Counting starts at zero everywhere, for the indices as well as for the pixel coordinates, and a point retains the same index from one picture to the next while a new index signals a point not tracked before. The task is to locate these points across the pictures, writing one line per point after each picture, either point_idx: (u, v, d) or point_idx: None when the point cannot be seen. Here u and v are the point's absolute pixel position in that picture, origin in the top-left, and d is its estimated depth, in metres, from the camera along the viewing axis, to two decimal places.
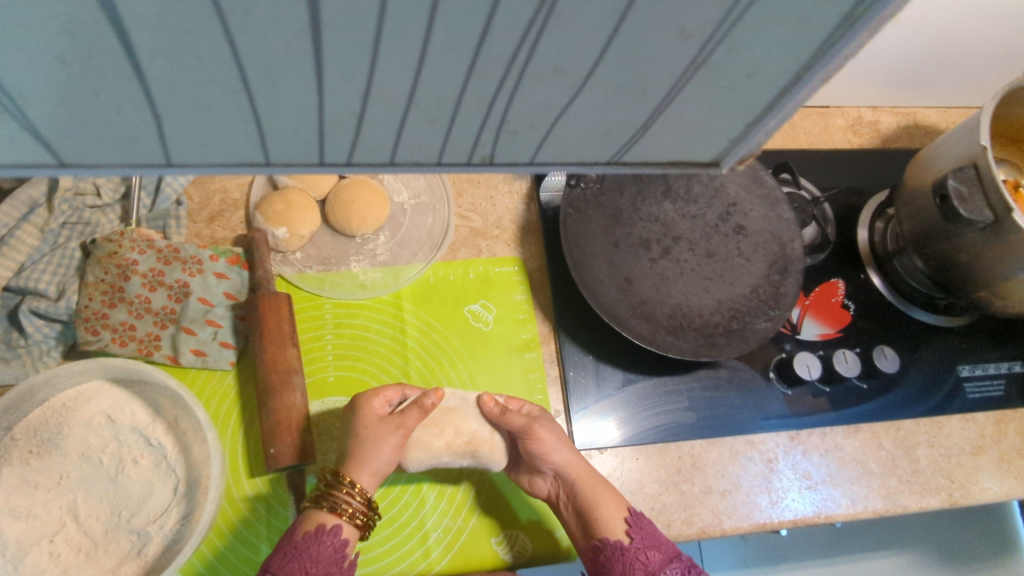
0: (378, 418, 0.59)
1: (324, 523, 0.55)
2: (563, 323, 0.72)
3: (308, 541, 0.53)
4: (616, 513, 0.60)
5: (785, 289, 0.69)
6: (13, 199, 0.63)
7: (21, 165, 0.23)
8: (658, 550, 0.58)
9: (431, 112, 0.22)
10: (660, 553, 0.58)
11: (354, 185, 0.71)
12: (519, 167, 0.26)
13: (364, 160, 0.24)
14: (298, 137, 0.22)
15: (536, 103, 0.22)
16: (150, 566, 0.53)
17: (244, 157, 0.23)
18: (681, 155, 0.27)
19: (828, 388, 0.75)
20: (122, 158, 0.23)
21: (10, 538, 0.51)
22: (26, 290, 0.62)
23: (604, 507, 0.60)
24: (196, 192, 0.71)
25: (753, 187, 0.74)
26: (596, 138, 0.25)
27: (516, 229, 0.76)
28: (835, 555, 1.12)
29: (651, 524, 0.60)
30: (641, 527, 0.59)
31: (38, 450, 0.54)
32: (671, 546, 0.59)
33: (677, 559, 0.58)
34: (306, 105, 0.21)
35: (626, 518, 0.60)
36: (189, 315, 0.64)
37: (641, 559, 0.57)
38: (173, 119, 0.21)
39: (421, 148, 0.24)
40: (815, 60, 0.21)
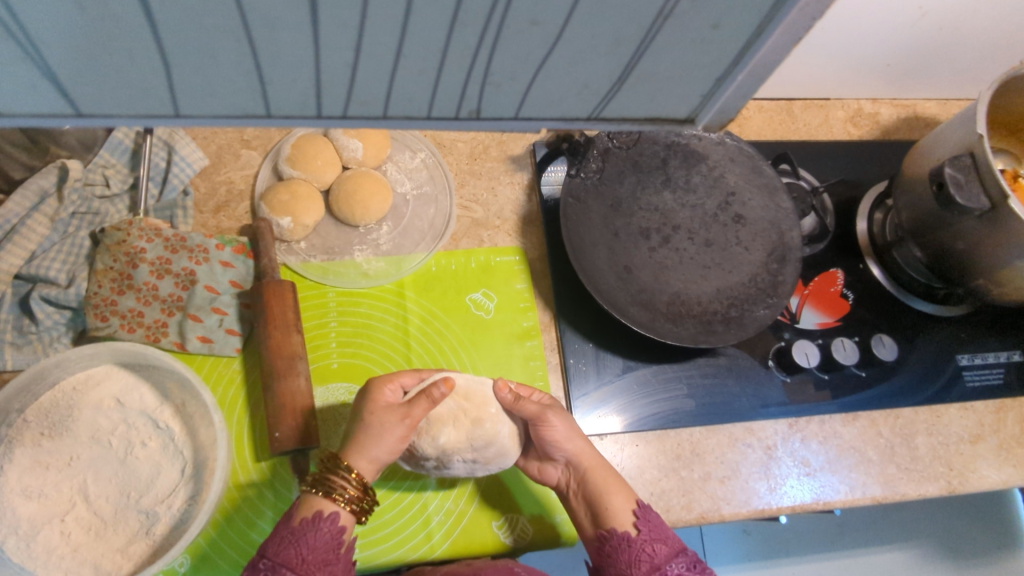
0: (387, 405, 0.59)
1: (321, 510, 0.54)
2: (564, 312, 0.73)
3: (304, 527, 0.53)
4: (624, 504, 0.60)
5: (784, 277, 0.70)
6: (25, 189, 0.64)
7: (43, 116, 0.24)
8: (665, 544, 0.58)
9: (419, 64, 0.23)
10: (666, 547, 0.57)
11: (357, 176, 0.72)
12: (504, 122, 0.27)
13: (358, 113, 0.25)
14: (297, 88, 0.23)
15: (518, 56, 0.23)
16: (159, 545, 0.54)
17: (246, 110, 0.25)
18: (656, 112, 0.28)
19: (826, 376, 0.75)
20: (135, 110, 0.24)
21: (23, 517, 0.52)
22: (37, 277, 0.63)
23: (615, 497, 0.60)
24: (202, 183, 0.73)
25: (752, 177, 0.74)
26: (575, 92, 0.26)
27: (517, 219, 0.77)
28: (837, 548, 1.13)
29: (657, 518, 0.60)
30: (649, 520, 0.59)
31: (48, 431, 0.55)
32: (677, 542, 0.58)
33: (684, 554, 0.57)
34: (303, 56, 0.22)
35: (634, 510, 0.60)
36: (195, 302, 0.65)
37: (647, 551, 0.57)
38: (181, 67, 0.22)
39: (411, 101, 0.25)
40: (775, 9, 0.22)
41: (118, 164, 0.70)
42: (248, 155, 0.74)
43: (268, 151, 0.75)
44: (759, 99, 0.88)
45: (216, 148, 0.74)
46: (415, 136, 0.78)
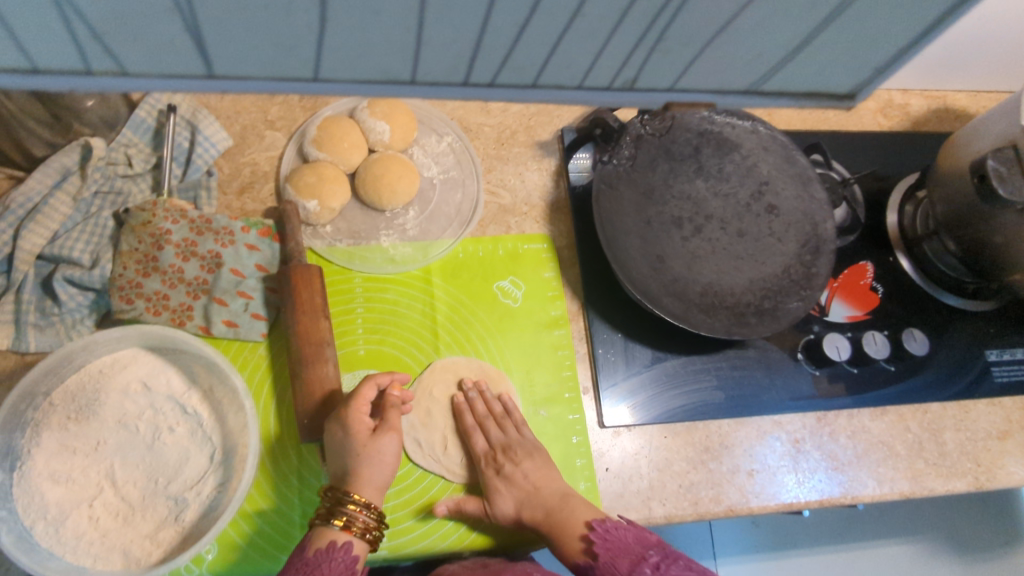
0: (368, 434, 0.58)
1: (335, 540, 0.54)
2: (593, 301, 0.72)
3: (319, 558, 0.53)
4: (573, 530, 0.59)
5: (818, 269, 0.69)
6: (47, 166, 0.64)
7: (165, 77, 0.21)
8: (627, 556, 0.56)
9: (594, 23, 0.21)
10: (629, 560, 0.56)
11: (384, 159, 0.71)
12: (656, 95, 0.24)
13: (507, 82, 0.23)
14: (452, 51, 0.21)
15: (705, 15, 0.21)
16: (188, 532, 0.53)
17: (389, 74, 0.22)
18: (819, 86, 0.25)
19: (855, 370, 0.74)
20: (268, 72, 0.21)
21: (50, 502, 0.51)
22: (60, 258, 0.62)
23: (570, 524, 0.59)
24: (226, 163, 0.71)
25: (785, 167, 0.73)
26: (745, 61, 0.23)
27: (545, 206, 0.76)
28: (846, 541, 1.13)
29: (615, 527, 0.58)
30: (607, 534, 0.58)
31: (75, 415, 0.54)
32: (643, 546, 0.57)
33: (646, 558, 0.55)
34: (472, 12, 0.20)
35: (584, 534, 0.58)
36: (221, 286, 0.64)
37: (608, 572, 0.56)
38: (336, 22, 0.20)
39: (569, 67, 0.22)
40: None
41: (140, 143, 0.69)
42: (272, 137, 0.73)
43: (293, 133, 0.74)
44: None
45: (239, 128, 0.73)
46: (442, 119, 0.77)
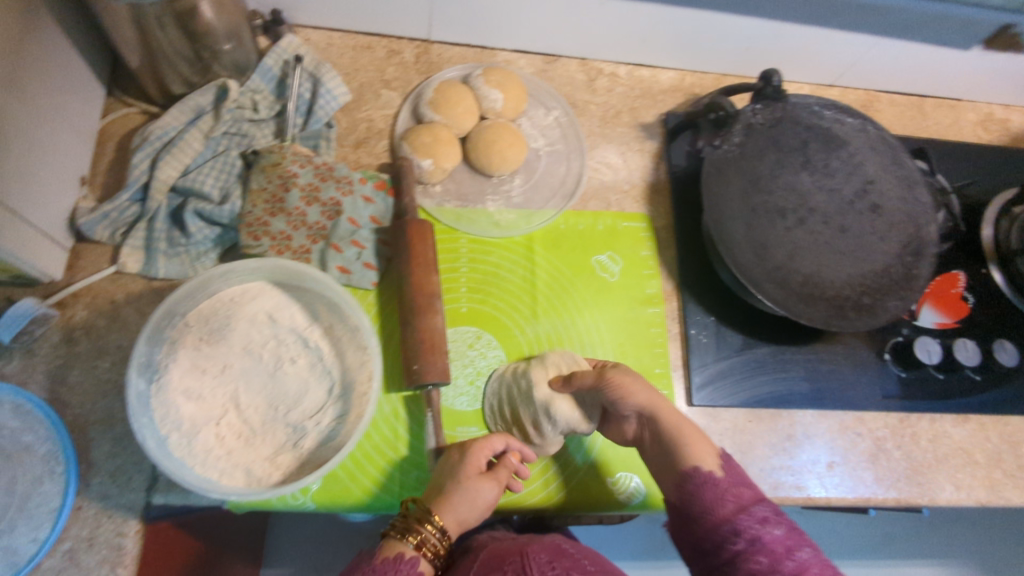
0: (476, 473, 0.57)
1: (403, 552, 0.53)
2: (688, 284, 0.73)
3: (385, 566, 0.52)
4: (705, 452, 0.59)
5: (918, 271, 0.69)
6: (183, 104, 0.67)
7: None
8: (748, 489, 0.57)
9: None
10: (750, 492, 0.57)
11: (497, 126, 0.73)
12: None
13: None
14: None
15: None
16: (307, 459, 0.55)
17: None
18: None
19: (942, 376, 0.74)
20: None
21: (184, 416, 0.54)
22: (190, 191, 0.65)
23: (698, 447, 0.59)
24: (343, 117, 0.74)
25: (891, 168, 0.73)
26: None
27: (645, 187, 0.78)
28: (878, 557, 1.09)
29: (738, 468, 0.60)
30: (733, 470, 0.59)
31: (207, 337, 0.57)
32: (774, 498, 0.58)
33: (766, 501, 0.56)
34: None
35: (717, 457, 0.59)
36: (338, 233, 0.66)
37: (732, 493, 0.56)
38: None
39: None
40: None
41: (265, 90, 0.71)
42: (388, 96, 0.76)
43: (408, 94, 0.76)
44: (891, 93, 0.88)
45: (358, 85, 0.75)
46: (550, 94, 0.79)
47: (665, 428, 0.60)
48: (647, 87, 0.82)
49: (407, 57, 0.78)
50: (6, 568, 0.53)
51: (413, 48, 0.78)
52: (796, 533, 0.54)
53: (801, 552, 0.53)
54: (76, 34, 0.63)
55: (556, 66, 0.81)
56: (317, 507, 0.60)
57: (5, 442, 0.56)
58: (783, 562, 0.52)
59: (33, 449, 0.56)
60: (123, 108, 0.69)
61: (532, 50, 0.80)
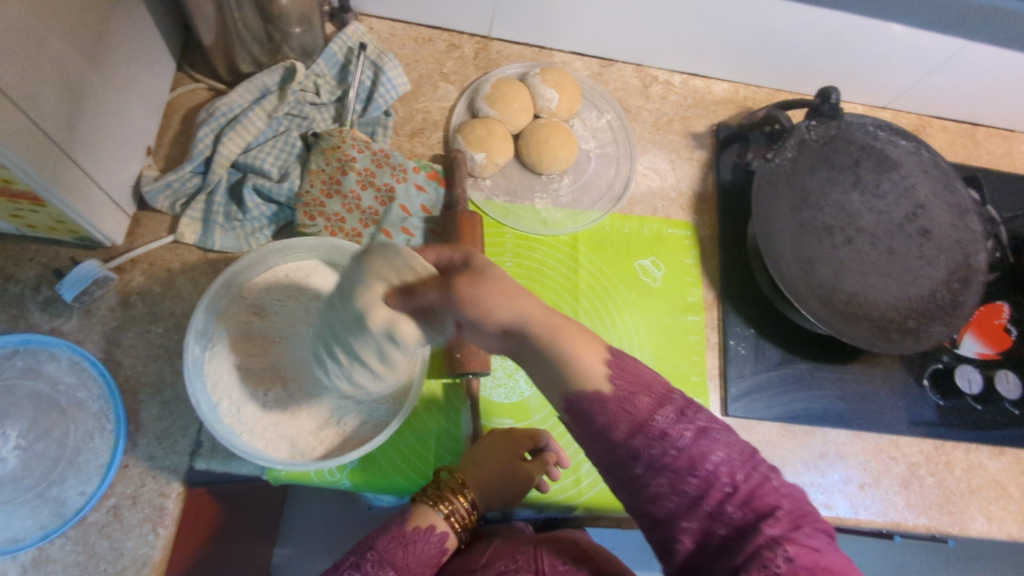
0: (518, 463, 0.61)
1: (435, 524, 0.53)
2: (729, 295, 0.73)
3: (418, 536, 0.52)
4: (589, 359, 0.47)
5: (965, 298, 0.69)
6: (250, 83, 0.68)
7: None
8: (649, 395, 0.47)
9: None
10: (648, 399, 0.47)
11: (550, 125, 0.73)
12: None
13: None
14: None
15: None
16: (350, 436, 0.56)
17: None
18: None
19: (980, 407, 0.74)
20: None
21: (236, 385, 0.55)
22: (250, 168, 0.67)
23: (570, 354, 0.46)
24: (401, 107, 0.75)
25: (944, 195, 0.73)
26: None
27: (692, 196, 0.78)
28: None
29: (634, 363, 0.49)
30: (624, 370, 0.48)
31: (261, 310, 0.58)
32: (664, 385, 0.49)
33: (670, 402, 0.47)
34: None
35: (606, 360, 0.47)
36: (390, 219, 0.67)
37: (626, 409, 0.46)
38: None
39: None
40: None
41: (328, 75, 0.73)
42: (445, 89, 0.77)
43: (465, 88, 0.77)
44: (945, 119, 0.87)
45: (416, 76, 0.77)
46: (604, 96, 0.79)
47: (534, 339, 0.46)
48: (700, 97, 0.83)
49: (466, 52, 0.79)
50: (54, 519, 0.54)
51: (472, 44, 0.79)
52: (703, 438, 0.46)
53: (710, 457, 0.46)
54: (154, 9, 0.65)
55: (612, 70, 0.82)
56: (353, 485, 0.61)
57: (60, 397, 0.57)
58: (689, 477, 0.46)
59: (85, 406, 0.58)
60: (191, 84, 0.71)
61: (589, 53, 0.81)
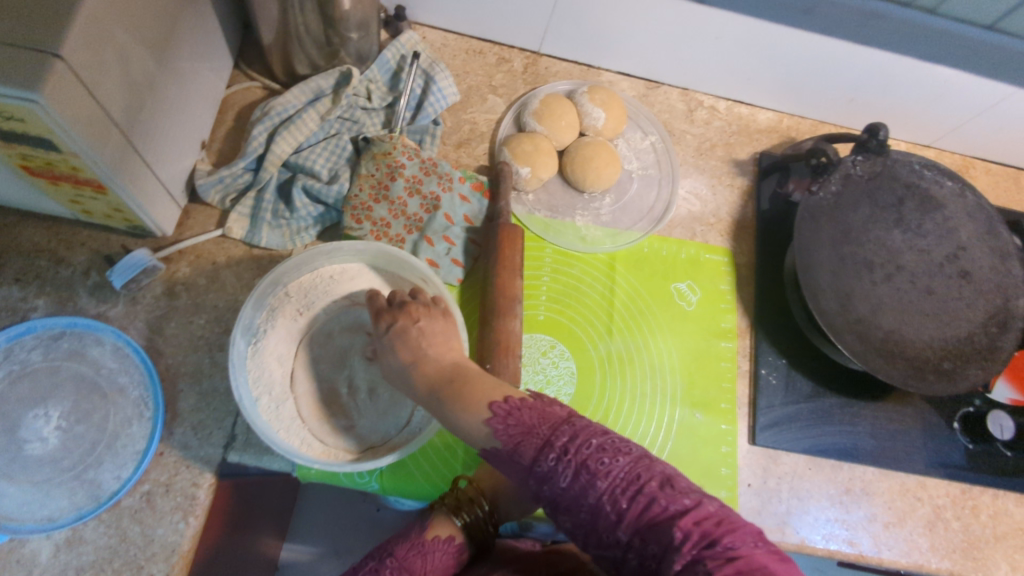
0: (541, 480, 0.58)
1: (453, 535, 0.54)
2: (764, 323, 0.73)
3: (435, 546, 0.52)
4: (475, 413, 0.47)
5: (1002, 343, 0.69)
6: (306, 85, 0.69)
7: None
8: (533, 438, 0.46)
9: None
10: (532, 445, 0.45)
11: (595, 144, 0.74)
12: None
13: None
14: None
15: None
16: (384, 439, 0.57)
17: None
18: None
19: (1011, 454, 0.73)
20: None
21: (277, 381, 0.56)
22: (300, 168, 0.68)
23: (463, 414, 0.48)
24: (449, 117, 0.76)
25: (986, 237, 0.72)
26: None
27: (731, 222, 0.78)
28: None
29: (522, 406, 0.47)
30: (510, 415, 0.47)
31: (305, 310, 0.59)
32: (549, 427, 0.46)
33: (551, 443, 0.45)
34: None
35: (488, 415, 0.47)
36: (433, 227, 0.68)
37: (514, 458, 0.46)
38: None
39: None
40: None
41: (380, 80, 0.74)
42: (493, 101, 0.78)
43: (513, 101, 0.78)
44: (988, 161, 0.87)
45: (466, 87, 0.78)
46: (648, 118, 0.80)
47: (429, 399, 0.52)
48: (744, 124, 0.83)
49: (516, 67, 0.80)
50: (89, 501, 0.55)
51: (522, 59, 0.80)
52: (584, 472, 0.43)
53: (595, 484, 0.43)
54: (219, 7, 0.66)
55: (658, 92, 0.82)
56: (380, 488, 0.62)
57: (102, 381, 0.58)
58: (581, 514, 0.44)
59: (126, 392, 0.59)
60: (247, 82, 0.72)
61: (636, 75, 0.82)
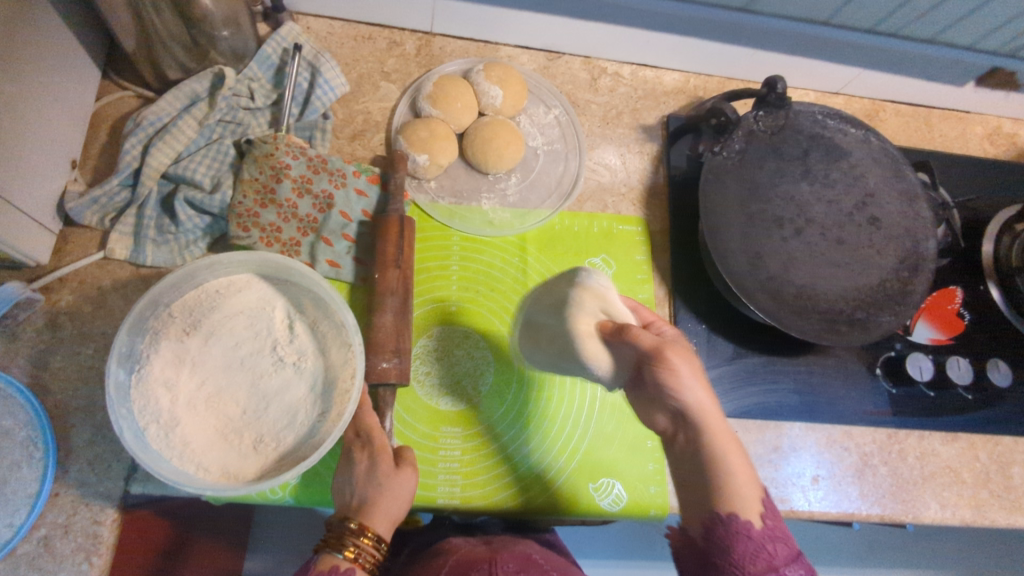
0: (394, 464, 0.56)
1: (337, 565, 0.48)
2: (681, 290, 0.72)
3: None
4: (751, 490, 0.52)
5: (914, 286, 0.69)
6: (178, 90, 0.66)
7: None
8: (785, 545, 0.50)
9: None
10: (786, 549, 0.50)
11: (494, 123, 0.71)
12: None
13: None
14: None
15: None
16: (285, 454, 0.55)
17: None
18: None
19: (932, 394, 0.74)
20: None
21: (164, 408, 0.53)
22: (181, 179, 0.64)
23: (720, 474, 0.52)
24: (340, 108, 0.73)
25: (893, 181, 0.72)
26: None
27: (642, 190, 0.77)
28: (865, 564, 1.11)
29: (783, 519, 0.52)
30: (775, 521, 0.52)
31: (190, 329, 0.56)
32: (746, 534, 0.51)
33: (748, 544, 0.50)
34: None
35: (761, 499, 0.52)
36: (329, 227, 0.66)
37: (765, 552, 0.49)
38: None
39: None
40: None
41: (262, 78, 0.70)
42: (386, 88, 0.75)
43: (407, 86, 0.75)
44: (897, 102, 0.87)
45: (356, 76, 0.74)
46: (551, 91, 0.78)
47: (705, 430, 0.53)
48: (649, 88, 0.81)
49: (409, 49, 0.77)
50: None
51: (415, 41, 0.77)
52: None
53: None
54: (69, 15, 0.62)
55: (559, 63, 0.80)
56: (296, 501, 0.60)
57: None
58: None
59: (11, 434, 0.55)
60: (118, 91, 0.68)
61: (535, 47, 0.79)
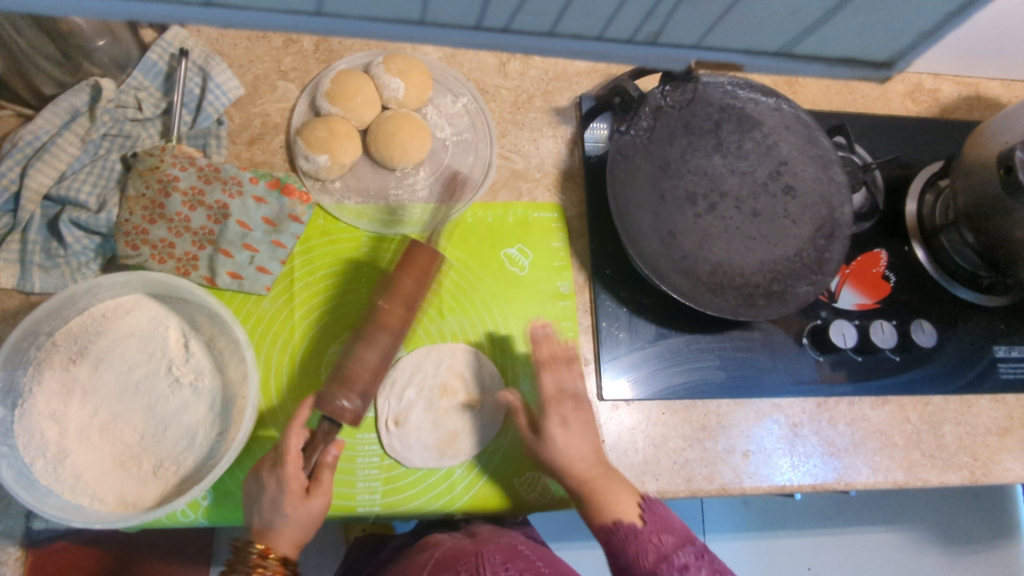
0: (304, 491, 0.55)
1: None
2: (600, 275, 0.71)
3: None
4: (625, 506, 0.58)
5: (830, 254, 0.68)
6: (55, 106, 0.63)
7: None
8: (672, 533, 0.58)
9: None
10: (673, 537, 0.58)
11: (397, 117, 0.68)
12: None
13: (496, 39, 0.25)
14: None
15: None
16: (185, 477, 0.54)
17: None
18: None
19: (859, 359, 0.73)
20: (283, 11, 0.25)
21: (51, 440, 0.52)
22: (66, 200, 0.62)
23: (608, 502, 0.58)
24: (236, 113, 0.70)
25: (806, 147, 0.70)
26: None
27: (557, 174, 0.75)
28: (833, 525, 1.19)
29: (664, 510, 0.60)
30: (654, 511, 0.59)
31: (76, 356, 0.54)
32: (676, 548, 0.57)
33: (687, 544, 0.58)
34: None
35: (640, 503, 0.59)
36: (227, 237, 0.64)
37: (653, 542, 0.57)
38: None
39: None
40: None
41: (150, 87, 0.68)
42: (284, 88, 0.72)
43: (306, 84, 0.72)
44: None
45: (252, 78, 0.71)
46: (458, 80, 0.75)
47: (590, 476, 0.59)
48: (560, 69, 0.78)
49: (306, 46, 0.73)
50: None
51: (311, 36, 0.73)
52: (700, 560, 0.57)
53: None
54: None
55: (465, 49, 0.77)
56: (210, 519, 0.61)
57: None
58: None
59: None
60: None
61: None
